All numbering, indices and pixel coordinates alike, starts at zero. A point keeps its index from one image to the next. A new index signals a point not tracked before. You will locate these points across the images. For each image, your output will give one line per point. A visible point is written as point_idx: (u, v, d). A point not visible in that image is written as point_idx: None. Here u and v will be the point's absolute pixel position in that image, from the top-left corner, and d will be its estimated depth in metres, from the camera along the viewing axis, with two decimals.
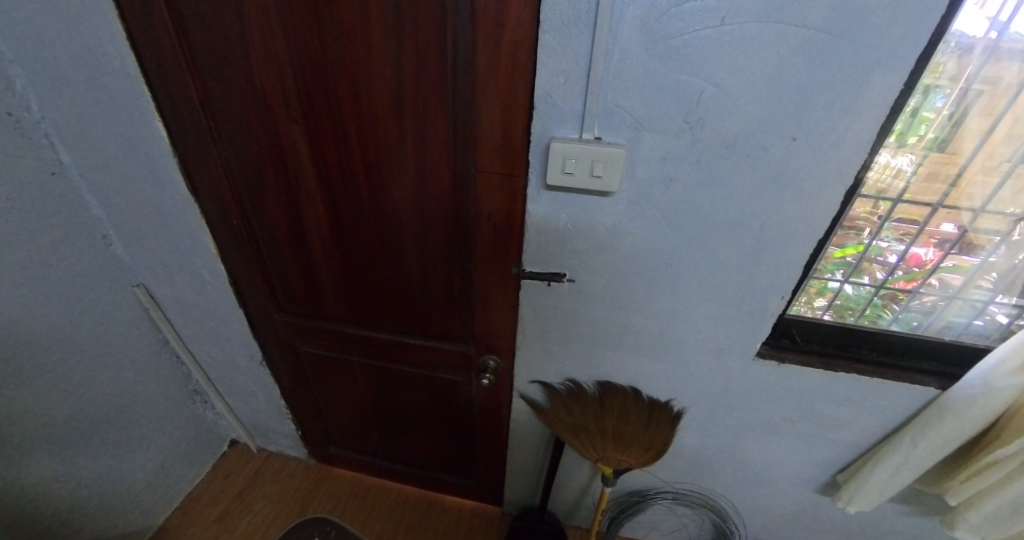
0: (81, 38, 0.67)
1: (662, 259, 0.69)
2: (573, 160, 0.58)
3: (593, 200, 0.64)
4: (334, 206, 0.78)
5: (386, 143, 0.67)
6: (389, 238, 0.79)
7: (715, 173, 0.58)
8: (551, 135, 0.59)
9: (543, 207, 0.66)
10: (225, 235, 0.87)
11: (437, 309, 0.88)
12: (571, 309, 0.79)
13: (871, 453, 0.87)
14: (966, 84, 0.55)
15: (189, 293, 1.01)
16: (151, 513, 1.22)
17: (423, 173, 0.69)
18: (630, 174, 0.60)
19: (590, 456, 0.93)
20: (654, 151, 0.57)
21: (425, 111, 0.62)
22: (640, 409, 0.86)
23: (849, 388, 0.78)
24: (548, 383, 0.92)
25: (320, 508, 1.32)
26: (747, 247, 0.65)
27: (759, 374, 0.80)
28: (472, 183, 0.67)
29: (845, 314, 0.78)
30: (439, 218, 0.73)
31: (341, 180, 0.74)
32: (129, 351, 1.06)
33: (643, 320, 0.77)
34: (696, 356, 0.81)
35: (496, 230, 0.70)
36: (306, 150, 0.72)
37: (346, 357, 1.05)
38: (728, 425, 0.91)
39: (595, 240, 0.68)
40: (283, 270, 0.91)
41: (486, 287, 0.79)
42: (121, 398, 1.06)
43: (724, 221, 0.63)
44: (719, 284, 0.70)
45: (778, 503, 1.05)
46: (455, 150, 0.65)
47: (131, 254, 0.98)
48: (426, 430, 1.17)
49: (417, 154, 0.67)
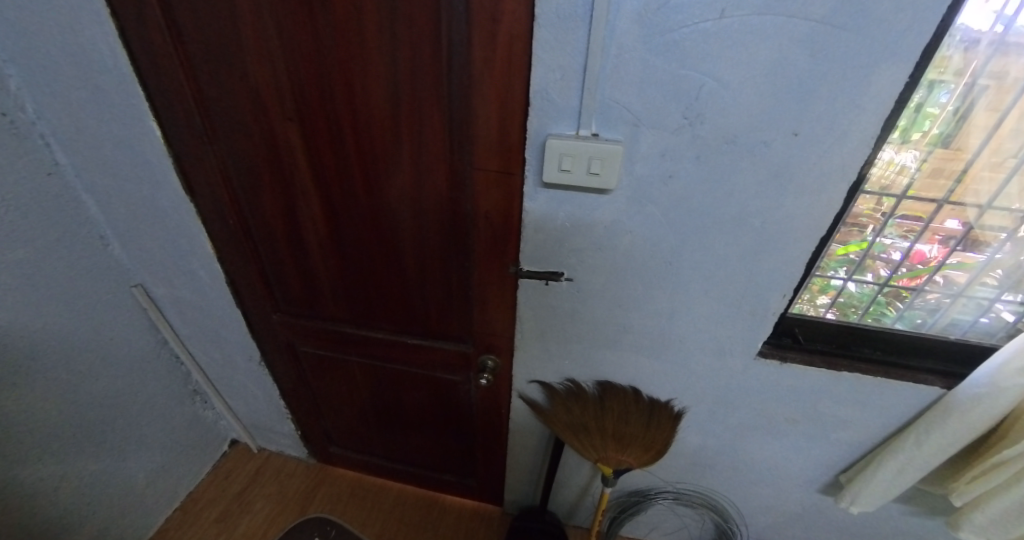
0: (74, 37, 0.67)
1: (661, 257, 0.68)
2: (570, 157, 0.57)
3: (592, 198, 0.63)
4: (330, 205, 0.77)
5: (384, 142, 0.66)
6: (386, 237, 0.78)
7: (715, 169, 0.57)
8: (547, 131, 0.58)
9: (540, 205, 0.66)
10: (222, 235, 0.87)
11: (436, 309, 0.87)
12: (571, 308, 0.78)
13: (874, 453, 0.86)
14: (972, 78, 0.54)
15: (187, 293, 1.01)
16: (152, 513, 1.22)
17: (419, 171, 0.68)
18: (628, 171, 0.59)
19: (590, 456, 0.93)
20: (652, 147, 0.56)
21: (422, 110, 0.61)
22: (639, 409, 0.86)
23: (853, 387, 0.77)
24: (547, 383, 0.91)
25: (320, 508, 1.32)
26: (748, 246, 0.64)
27: (760, 373, 0.79)
28: (468, 181, 0.66)
29: (848, 313, 0.77)
30: (437, 217, 0.73)
31: (338, 180, 0.73)
32: (128, 351, 1.06)
33: (643, 320, 0.77)
34: (696, 355, 0.80)
35: (494, 229, 0.70)
36: (303, 149, 0.71)
37: (344, 356, 1.04)
38: (729, 425, 0.90)
39: (593, 238, 0.68)
40: (282, 271, 0.91)
41: (485, 287, 0.78)
42: (121, 399, 1.06)
43: (724, 219, 0.62)
44: (720, 283, 0.69)
45: (780, 503, 1.04)
46: (451, 148, 0.64)
47: (129, 255, 0.98)
48: (426, 430, 1.17)
49: (413, 152, 0.66)
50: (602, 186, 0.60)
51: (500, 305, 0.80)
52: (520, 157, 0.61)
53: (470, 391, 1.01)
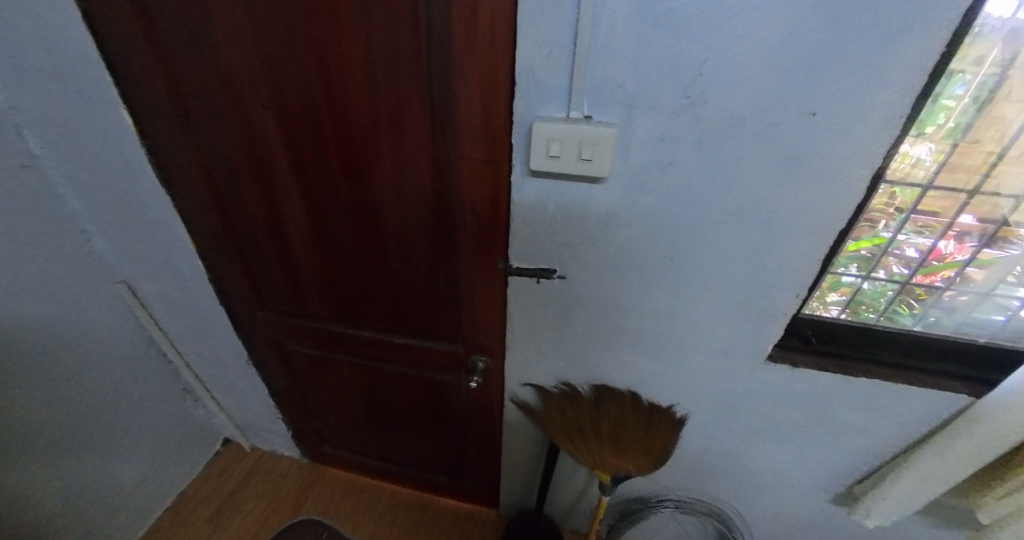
0: (38, 19, 0.63)
1: (660, 252, 0.63)
2: (559, 142, 0.53)
3: (583, 188, 0.58)
4: (312, 198, 0.73)
5: (365, 133, 0.62)
6: (371, 232, 0.74)
7: (718, 156, 0.52)
8: (535, 115, 0.53)
9: (529, 196, 0.61)
10: (205, 231, 0.84)
11: (425, 308, 0.83)
12: (564, 307, 0.73)
13: (891, 462, 0.81)
14: (994, 65, 0.48)
15: (172, 289, 0.98)
16: (143, 512, 1.20)
17: (402, 161, 0.64)
18: (623, 158, 0.54)
19: (586, 461, 0.89)
20: (650, 132, 0.51)
21: (402, 97, 0.57)
22: (638, 413, 0.82)
23: (868, 393, 0.72)
24: (541, 386, 0.86)
25: (313, 509, 1.29)
26: (755, 240, 0.59)
27: (768, 377, 0.74)
28: (453, 172, 0.61)
29: (861, 310, 0.72)
30: (424, 212, 0.68)
31: (320, 173, 0.69)
32: (114, 349, 1.03)
33: (641, 319, 0.72)
34: (699, 357, 0.75)
35: (483, 224, 0.65)
36: (282, 141, 0.67)
37: (333, 356, 1.01)
38: (735, 431, 0.85)
39: (585, 232, 0.63)
40: (268, 269, 0.87)
41: (474, 286, 0.74)
42: (108, 397, 1.04)
43: (728, 211, 0.57)
44: (723, 280, 0.64)
45: (788, 512, 0.99)
46: (434, 136, 0.60)
47: (112, 250, 0.95)
48: (418, 431, 1.13)
49: (395, 141, 0.62)
50: (593, 176, 0.56)
51: (490, 305, 0.76)
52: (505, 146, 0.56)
53: (462, 393, 0.98)
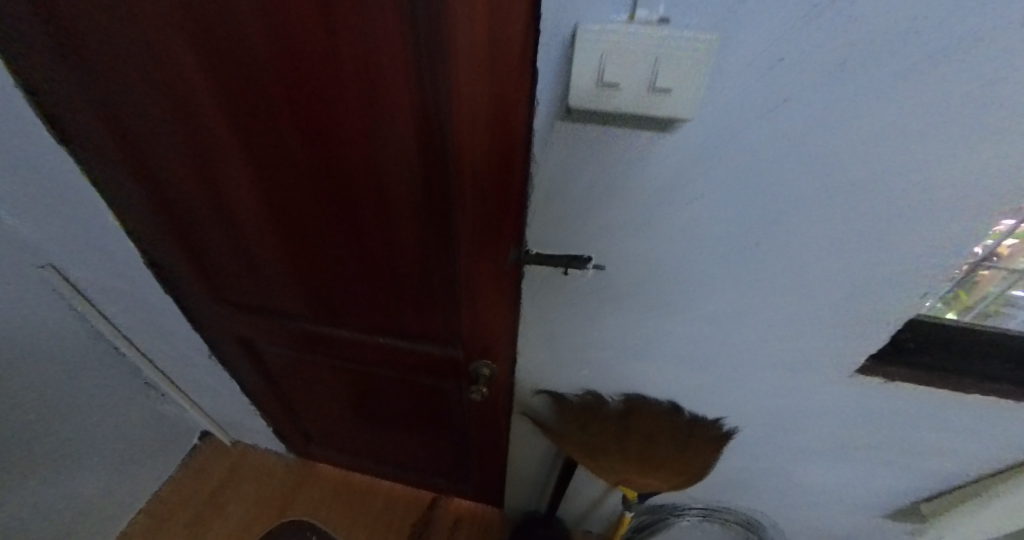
0: None
1: (735, 237, 0.45)
2: (616, 60, 0.31)
3: (638, 147, 0.39)
4: (242, 170, 0.50)
5: (294, 102, 0.39)
6: (332, 218, 0.52)
7: (873, 95, 0.31)
8: (574, 12, 0.31)
9: (557, 154, 0.41)
10: (129, 211, 0.64)
11: (416, 312, 0.66)
12: (594, 305, 0.57)
13: (971, 485, 0.68)
14: None
15: (104, 278, 0.79)
16: (112, 517, 1.09)
17: (357, 117, 0.38)
18: (710, 101, 0.34)
19: (609, 478, 0.75)
20: (763, 52, 0.30)
21: (335, 50, 0.32)
22: (676, 428, 0.67)
23: (972, 414, 0.57)
24: (558, 395, 0.70)
25: (301, 510, 1.19)
26: (882, 224, 0.41)
27: (846, 392, 0.59)
28: (441, 136, 0.36)
29: (939, 305, 0.58)
30: (402, 208, 0.48)
31: (247, 154, 0.47)
32: (51, 349, 0.85)
33: (694, 323, 0.55)
34: (761, 368, 0.59)
35: (484, 236, 0.45)
36: (180, 107, 0.44)
37: (308, 355, 0.84)
38: (790, 447, 0.70)
39: (634, 211, 0.45)
40: (216, 261, 0.69)
41: (476, 300, 0.55)
42: (53, 404, 0.89)
43: (856, 183, 0.38)
44: (818, 275, 0.47)
45: (828, 526, 0.88)
46: (402, 71, 0.32)
47: (29, 228, 0.70)
48: (414, 432, 0.99)
49: (337, 79, 0.35)
50: (662, 122, 0.36)
51: (497, 313, 0.58)
52: (521, 118, 0.34)
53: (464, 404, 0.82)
